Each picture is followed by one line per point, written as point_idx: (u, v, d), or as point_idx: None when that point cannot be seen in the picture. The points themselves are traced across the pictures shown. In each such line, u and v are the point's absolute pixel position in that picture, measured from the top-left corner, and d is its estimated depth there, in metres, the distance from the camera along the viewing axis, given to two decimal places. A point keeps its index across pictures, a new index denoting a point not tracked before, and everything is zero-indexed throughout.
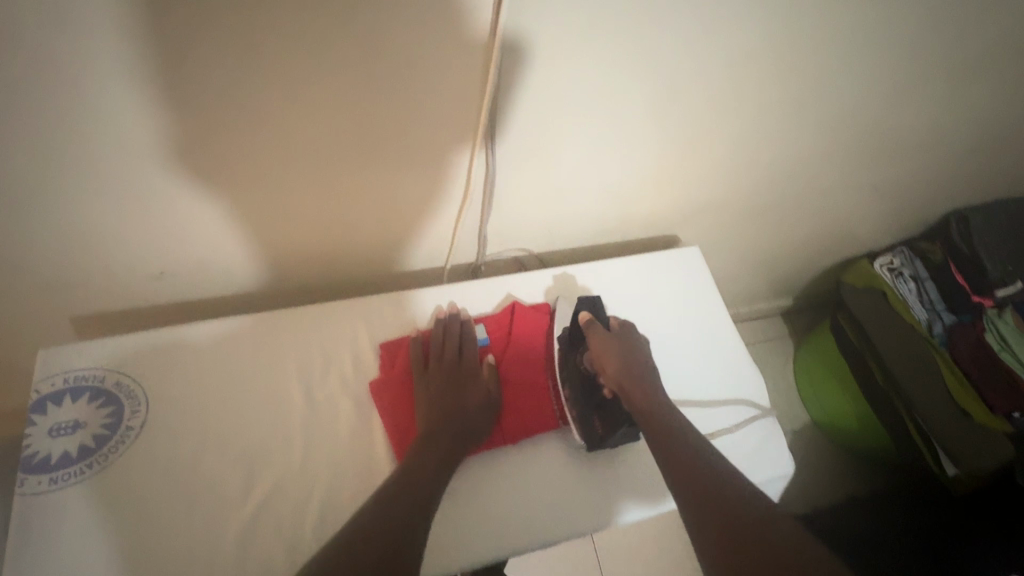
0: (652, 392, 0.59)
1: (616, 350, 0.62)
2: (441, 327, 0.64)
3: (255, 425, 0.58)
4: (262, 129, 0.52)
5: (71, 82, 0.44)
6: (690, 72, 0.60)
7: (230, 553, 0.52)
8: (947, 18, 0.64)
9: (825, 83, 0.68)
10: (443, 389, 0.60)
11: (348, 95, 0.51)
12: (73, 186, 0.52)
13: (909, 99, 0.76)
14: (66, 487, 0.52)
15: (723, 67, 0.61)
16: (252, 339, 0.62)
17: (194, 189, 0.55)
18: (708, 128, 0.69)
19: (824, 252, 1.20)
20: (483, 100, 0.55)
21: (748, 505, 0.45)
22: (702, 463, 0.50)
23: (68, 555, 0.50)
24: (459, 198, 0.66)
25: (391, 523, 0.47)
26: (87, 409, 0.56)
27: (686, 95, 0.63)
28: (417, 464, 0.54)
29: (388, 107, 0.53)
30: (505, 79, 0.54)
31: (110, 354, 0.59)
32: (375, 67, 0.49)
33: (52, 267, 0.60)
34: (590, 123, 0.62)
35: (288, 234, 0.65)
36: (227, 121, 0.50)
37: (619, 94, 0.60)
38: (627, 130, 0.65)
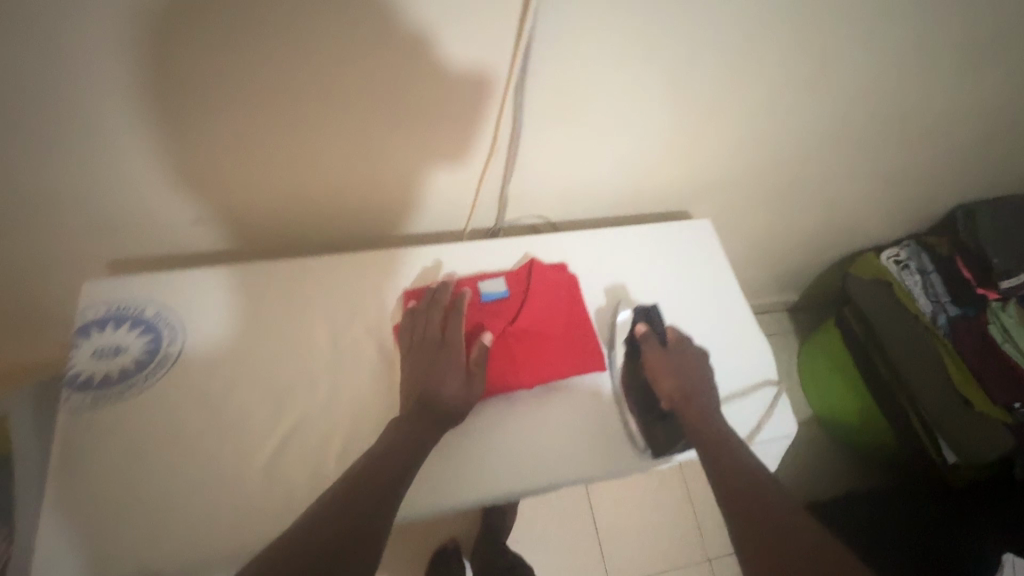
0: (704, 406, 0.61)
1: (671, 366, 0.65)
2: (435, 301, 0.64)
3: (282, 363, 0.61)
4: (303, 79, 0.54)
5: (133, 32, 0.47)
6: (711, 44, 0.62)
7: (260, 481, 0.55)
8: (957, 6, 0.66)
9: (841, 64, 0.70)
10: (424, 362, 0.60)
11: (386, 54, 0.53)
12: (122, 132, 0.55)
13: (918, 88, 0.79)
14: (108, 405, 0.56)
15: (744, 39, 0.63)
16: (282, 283, 0.66)
17: (234, 138, 0.59)
18: (725, 103, 0.72)
19: (832, 243, 1.22)
20: (513, 62, 0.57)
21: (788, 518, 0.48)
22: (749, 471, 0.53)
23: (107, 468, 0.53)
24: (482, 161, 0.69)
25: (394, 477, 0.51)
26: (129, 335, 0.59)
27: (706, 67, 0.65)
28: (421, 415, 0.56)
29: (424, 64, 0.55)
30: (533, 47, 0.56)
31: (150, 288, 0.62)
32: (415, 27, 0.52)
33: (92, 213, 0.63)
34: (610, 94, 0.65)
35: (319, 189, 0.68)
36: (272, 68, 0.53)
37: (642, 63, 0.62)
38: (646, 100, 0.68)
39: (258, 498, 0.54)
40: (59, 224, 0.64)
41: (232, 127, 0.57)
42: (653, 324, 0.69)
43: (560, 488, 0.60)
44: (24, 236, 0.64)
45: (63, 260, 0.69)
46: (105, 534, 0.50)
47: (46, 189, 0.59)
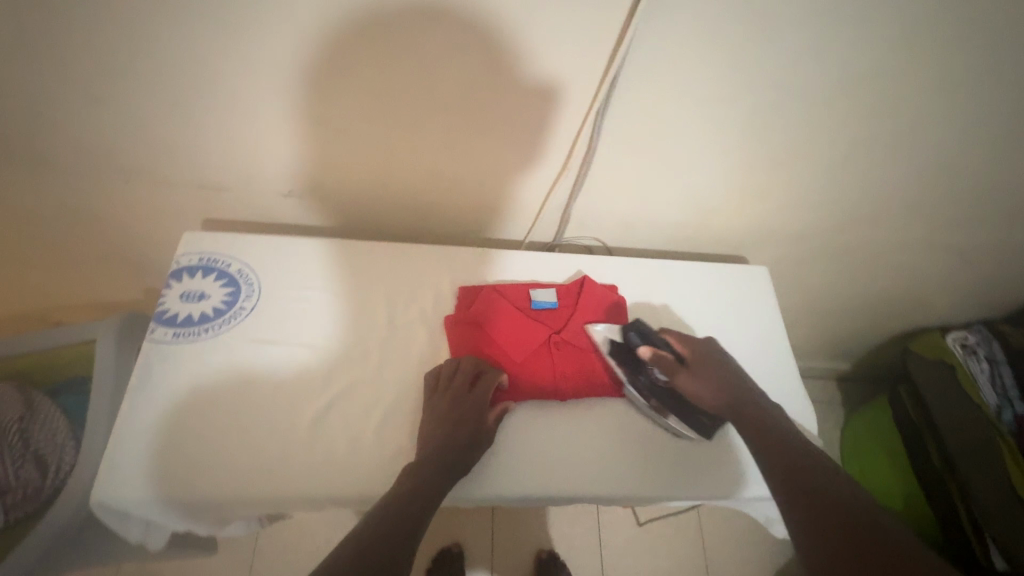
0: (748, 398, 0.58)
1: (704, 381, 0.60)
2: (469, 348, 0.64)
3: (340, 331, 0.66)
4: (406, 83, 0.59)
5: (274, 27, 0.53)
6: (796, 91, 0.63)
7: (301, 438, 0.59)
8: None
9: (928, 129, 0.69)
10: (455, 398, 0.60)
11: (484, 71, 0.58)
12: (244, 109, 0.62)
13: (1007, 167, 0.77)
14: (185, 343, 0.62)
15: (830, 91, 0.63)
16: (353, 259, 0.71)
17: (336, 126, 0.65)
18: (801, 152, 0.72)
19: (894, 315, 1.17)
20: (600, 88, 0.60)
21: (849, 501, 0.45)
22: (801, 456, 0.50)
23: (177, 399, 0.59)
24: (551, 177, 0.73)
25: (427, 484, 0.53)
26: (213, 285, 0.66)
27: (786, 115, 0.66)
28: (454, 432, 0.58)
29: (517, 80, 0.59)
30: (622, 78, 0.60)
31: (237, 247, 0.69)
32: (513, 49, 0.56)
33: (203, 175, 0.71)
34: (687, 131, 0.68)
35: (399, 181, 0.74)
36: (382, 70, 0.58)
37: (722, 104, 0.64)
38: (721, 140, 0.69)
39: (299, 451, 0.58)
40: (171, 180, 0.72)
41: (336, 116, 0.63)
42: (655, 342, 0.64)
43: (573, 500, 0.60)
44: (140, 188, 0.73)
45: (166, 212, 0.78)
46: (162, 459, 0.56)
47: (170, 148, 0.67)
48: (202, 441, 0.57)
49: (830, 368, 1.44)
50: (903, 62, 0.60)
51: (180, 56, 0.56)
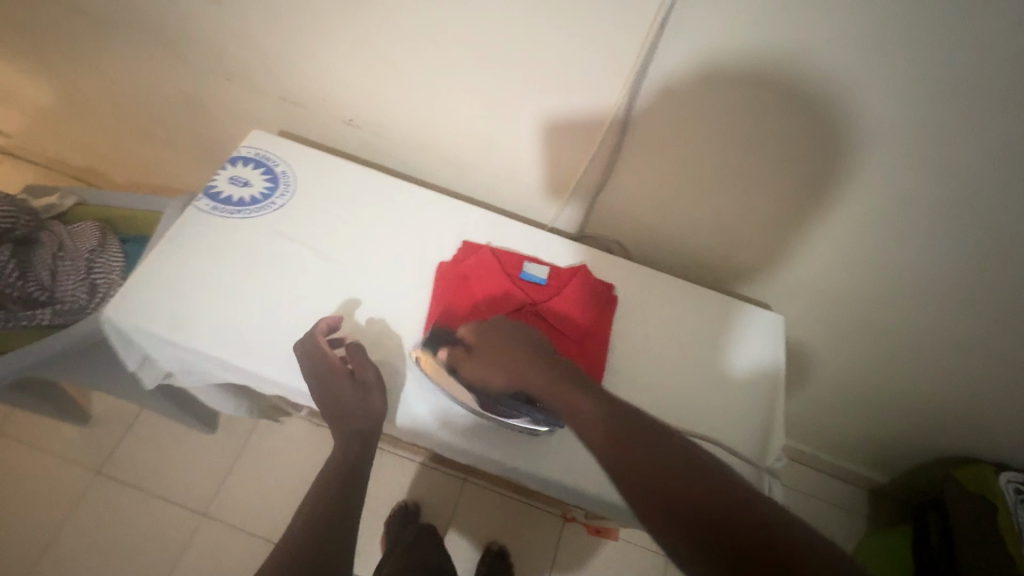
0: (543, 370, 0.53)
1: (493, 363, 0.58)
2: (317, 331, 0.63)
3: (346, 246, 0.72)
4: (462, 24, 0.66)
5: None
6: (839, 132, 0.60)
7: (276, 321, 0.66)
8: None
9: (993, 220, 0.62)
10: (326, 391, 0.60)
11: (520, 37, 0.64)
12: (327, 29, 0.74)
13: None
14: (217, 217, 0.71)
15: (880, 142, 0.59)
16: (379, 190, 0.77)
17: (395, 62, 0.74)
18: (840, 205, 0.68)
19: (938, 429, 1.04)
20: (632, 74, 0.62)
21: (691, 479, 0.38)
22: (616, 439, 0.43)
23: (193, 258, 0.68)
24: (578, 159, 0.76)
25: (337, 502, 0.56)
26: (257, 176, 0.74)
27: (826, 156, 0.63)
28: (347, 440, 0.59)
29: (550, 54, 0.65)
30: (646, 79, 0.62)
31: (287, 151, 0.77)
32: (547, 23, 0.61)
33: (292, 86, 0.85)
34: (711, 152, 0.68)
35: (442, 130, 0.82)
36: (442, 7, 0.65)
37: (748, 132, 0.63)
38: (747, 167, 0.68)
39: (271, 329, 0.66)
40: (270, 78, 0.85)
41: (402, 46, 0.72)
42: (448, 345, 0.63)
43: (500, 467, 0.62)
44: (246, 79, 0.87)
45: (261, 108, 0.92)
46: (161, 299, 0.65)
47: (271, 53, 0.81)
48: (195, 299, 0.66)
49: (860, 473, 1.30)
50: (974, 126, 0.54)
51: None
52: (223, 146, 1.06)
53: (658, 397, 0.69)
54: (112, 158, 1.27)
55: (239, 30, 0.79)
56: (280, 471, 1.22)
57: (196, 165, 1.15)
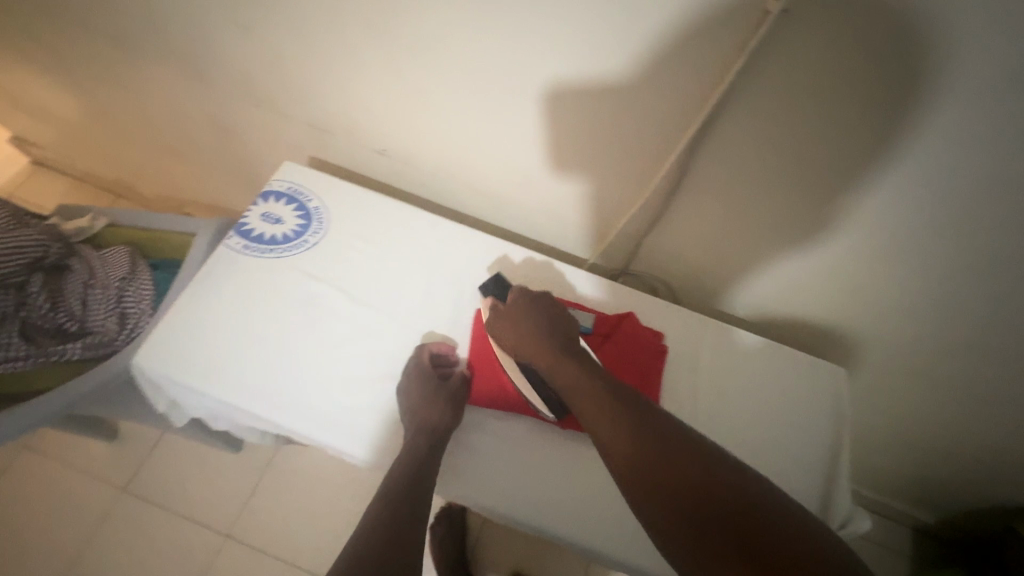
0: (559, 353, 0.56)
1: (514, 326, 0.61)
2: (424, 349, 0.65)
3: (381, 287, 0.70)
4: (511, 58, 0.62)
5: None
6: (927, 187, 0.54)
7: (309, 368, 0.64)
8: None
9: None
10: (414, 394, 0.61)
11: (570, 74, 0.61)
12: (364, 60, 0.71)
13: None
14: (249, 257, 0.68)
15: (976, 200, 0.53)
16: (415, 226, 0.74)
17: (433, 94, 0.71)
18: (916, 259, 0.62)
19: (1001, 479, 0.97)
20: (698, 117, 0.58)
21: (698, 473, 0.42)
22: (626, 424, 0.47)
23: (225, 299, 0.66)
24: (626, 196, 0.72)
25: (406, 493, 0.53)
26: (289, 212, 0.72)
27: (908, 211, 0.57)
28: (414, 438, 0.58)
29: (600, 92, 0.61)
30: (705, 120, 0.58)
31: (321, 185, 0.75)
32: (599, 61, 0.57)
33: (325, 114, 0.83)
34: (772, 194, 0.63)
35: (480, 161, 0.78)
36: (490, 41, 0.61)
37: (816, 174, 0.59)
38: (810, 213, 0.63)
39: (303, 377, 0.63)
40: (304, 104, 0.83)
41: (445, 77, 0.68)
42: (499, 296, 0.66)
43: (541, 532, 0.59)
44: (278, 106, 0.85)
45: (292, 134, 0.90)
46: (193, 342, 0.63)
47: (305, 82, 0.79)
48: (227, 342, 0.64)
49: (906, 513, 1.22)
50: None
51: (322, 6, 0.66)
52: (252, 168, 1.04)
53: None
54: (143, 175, 1.27)
55: (275, 56, 0.76)
56: (304, 494, 1.20)
57: (226, 185, 1.14)
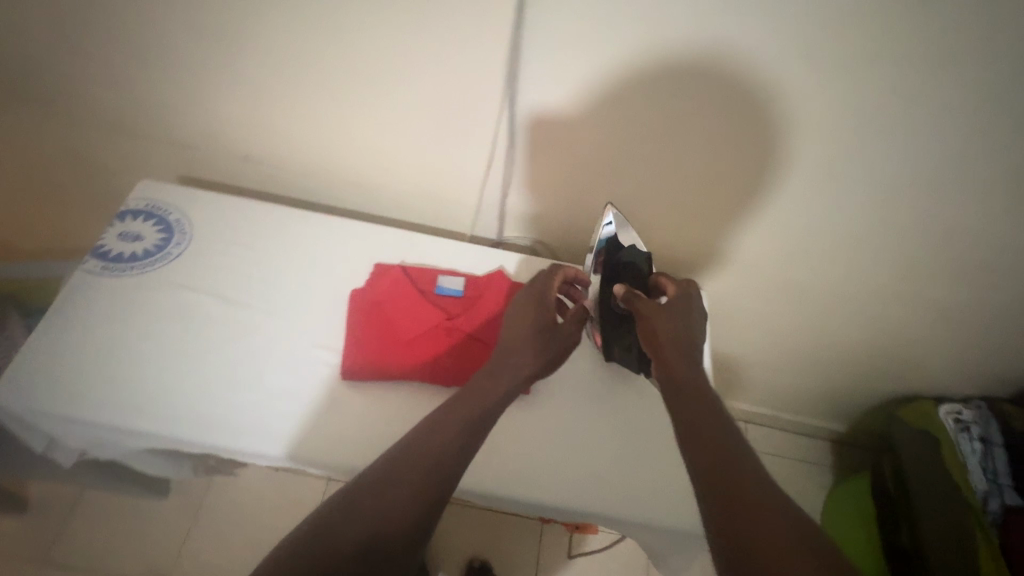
0: (673, 351, 0.57)
1: (666, 323, 0.59)
2: (567, 271, 0.69)
3: (251, 285, 0.70)
4: (340, 43, 0.65)
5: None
6: (718, 87, 0.61)
7: (182, 374, 0.63)
8: (995, 125, 0.60)
9: (862, 154, 0.66)
10: (524, 312, 0.63)
11: (388, 50, 0.64)
12: (195, 66, 0.71)
13: (964, 213, 0.71)
14: (109, 277, 0.68)
15: (750, 88, 0.61)
16: (282, 222, 0.76)
17: (271, 91, 0.73)
18: (728, 159, 0.70)
19: (880, 371, 1.08)
20: (506, 66, 0.63)
21: (756, 490, 0.42)
22: (701, 408, 0.50)
23: (86, 322, 0.65)
24: (484, 163, 0.76)
25: (438, 453, 0.48)
26: (149, 229, 0.72)
27: (715, 119, 0.65)
28: (499, 373, 0.58)
29: (421, 62, 0.65)
30: (515, 69, 0.63)
31: (180, 199, 0.75)
32: (408, 30, 0.61)
33: (178, 131, 0.82)
34: (599, 133, 0.69)
35: (340, 151, 0.80)
36: (317, 30, 0.64)
37: (624, 101, 0.65)
38: (634, 142, 0.70)
39: (176, 383, 0.63)
40: (157, 123, 0.81)
41: (283, 72, 0.70)
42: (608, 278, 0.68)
43: None
44: (129, 130, 0.84)
45: (152, 155, 0.88)
46: (54, 370, 0.62)
47: (146, 99, 0.78)
48: (91, 364, 0.62)
49: (820, 427, 1.33)
50: (821, 63, 0.57)
51: (137, 14, 0.66)
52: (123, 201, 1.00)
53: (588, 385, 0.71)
54: None
55: (114, 76, 0.76)
56: (243, 524, 1.16)
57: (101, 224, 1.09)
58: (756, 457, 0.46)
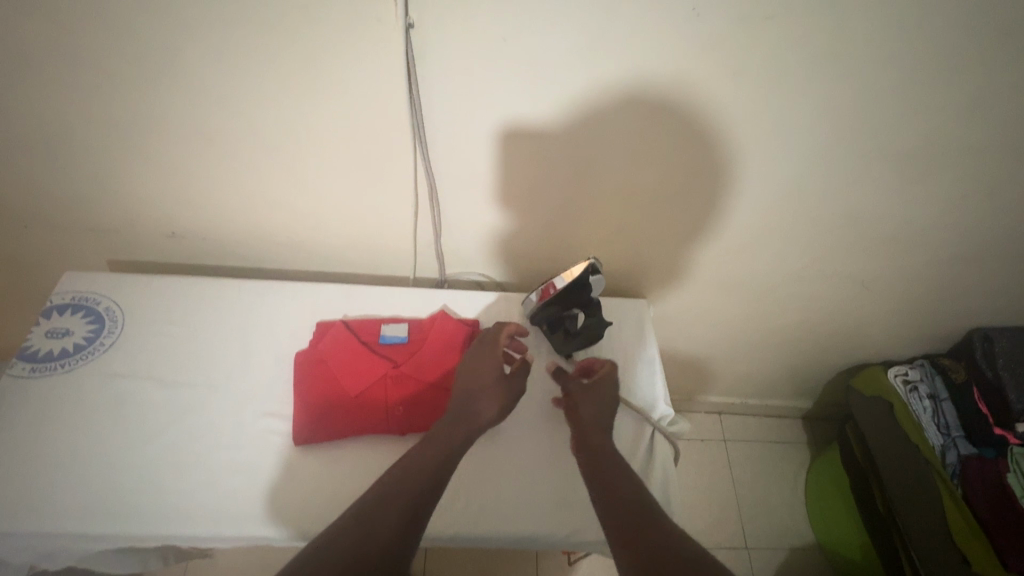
0: (594, 431, 0.63)
1: (585, 402, 0.67)
2: (511, 326, 0.70)
3: (190, 362, 0.70)
4: (244, 115, 0.66)
5: (98, 84, 0.63)
6: (612, 111, 0.65)
7: (126, 466, 0.61)
8: (865, 115, 0.65)
9: (758, 154, 0.70)
10: (480, 362, 0.65)
11: (293, 113, 0.66)
12: (105, 154, 0.71)
13: (861, 193, 0.76)
14: (39, 378, 0.66)
15: (645, 112, 0.65)
16: (217, 294, 0.76)
17: (187, 167, 0.73)
18: (640, 174, 0.74)
19: (826, 346, 1.13)
20: (411, 116, 0.65)
21: (658, 528, 0.48)
22: (613, 472, 0.57)
23: (14, 427, 0.62)
24: (410, 208, 0.78)
25: (420, 487, 0.50)
26: (78, 321, 0.71)
27: (619, 140, 0.69)
28: (461, 418, 0.59)
29: (329, 122, 0.66)
30: (420, 118, 0.65)
31: (108, 286, 0.74)
32: (310, 95, 0.63)
33: (99, 219, 0.81)
34: (512, 166, 0.72)
35: (267, 215, 0.80)
36: (221, 104, 0.65)
37: (530, 134, 0.68)
38: (547, 170, 0.72)
39: (119, 475, 0.61)
40: (76, 215, 0.81)
41: (195, 148, 0.70)
42: (570, 304, 0.71)
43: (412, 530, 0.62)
44: (46, 224, 0.82)
45: (76, 245, 0.86)
46: None
47: (59, 191, 0.77)
48: (25, 470, 0.60)
49: (788, 406, 1.37)
50: (699, 80, 0.61)
51: (35, 111, 0.66)
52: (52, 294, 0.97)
53: (543, 408, 0.72)
54: None
55: (23, 174, 0.74)
56: None
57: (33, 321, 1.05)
58: (656, 503, 0.53)
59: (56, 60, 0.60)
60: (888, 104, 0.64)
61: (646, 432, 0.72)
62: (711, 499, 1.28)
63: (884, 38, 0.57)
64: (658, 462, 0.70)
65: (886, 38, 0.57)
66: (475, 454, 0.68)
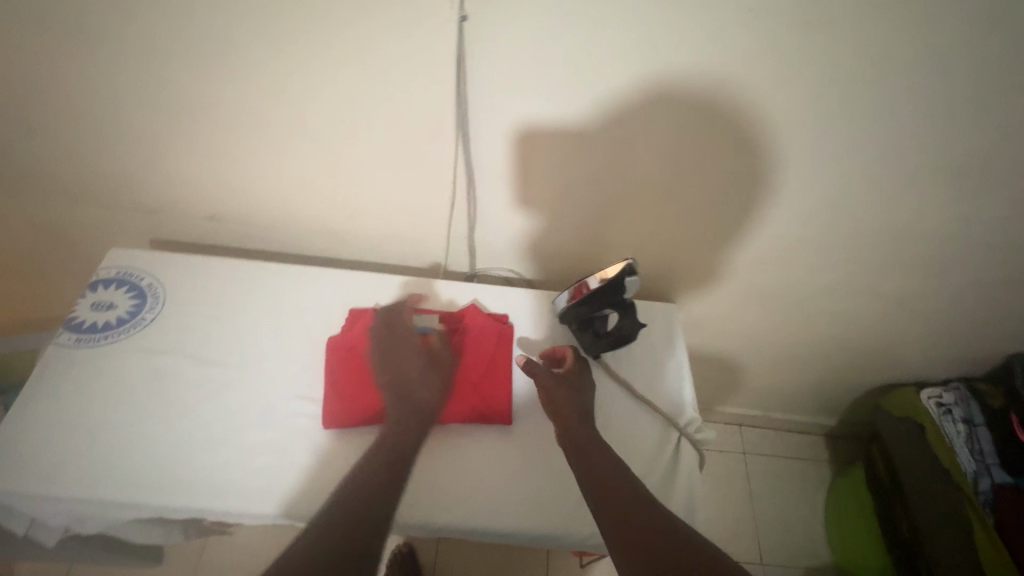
0: (578, 425, 0.64)
1: (559, 393, 0.68)
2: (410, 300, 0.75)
3: (225, 342, 0.71)
4: (292, 103, 0.67)
5: (155, 66, 0.65)
6: (652, 112, 0.64)
7: (161, 438, 0.63)
8: (917, 127, 0.63)
9: (801, 162, 0.69)
10: (409, 347, 0.69)
11: (339, 103, 0.67)
12: (155, 135, 0.74)
13: (906, 208, 0.74)
14: (83, 348, 0.68)
15: (686, 115, 0.64)
16: (253, 277, 0.77)
17: (231, 151, 0.75)
18: (676, 176, 0.73)
19: (857, 363, 1.10)
20: (453, 110, 0.66)
21: (663, 532, 0.50)
22: (610, 473, 0.57)
23: (59, 394, 0.65)
24: (445, 201, 0.79)
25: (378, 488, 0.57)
26: (122, 296, 0.73)
27: (654, 142, 0.68)
28: (403, 414, 0.64)
29: (373, 113, 0.67)
30: (462, 113, 0.66)
31: (151, 263, 0.76)
32: (357, 85, 0.64)
33: (144, 198, 0.84)
34: (550, 165, 0.72)
35: (305, 202, 0.82)
36: (269, 91, 0.66)
37: (569, 135, 0.68)
38: (584, 170, 0.72)
39: (154, 446, 0.62)
40: (123, 192, 0.83)
41: (240, 133, 0.72)
42: (603, 304, 0.70)
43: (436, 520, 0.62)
44: (94, 199, 0.85)
45: (121, 222, 0.89)
46: (29, 447, 0.61)
47: (109, 168, 0.79)
48: (66, 436, 0.62)
49: (812, 422, 1.34)
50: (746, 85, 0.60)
51: (93, 90, 0.69)
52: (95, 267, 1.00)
53: None
54: None
55: (77, 151, 0.77)
56: None
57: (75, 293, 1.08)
58: (660, 504, 0.54)
59: (117, 42, 0.62)
60: (942, 117, 0.62)
61: (671, 438, 0.72)
62: (729, 510, 1.26)
63: (943, 49, 0.55)
64: (683, 468, 0.69)
65: (943, 50, 0.56)
66: (498, 448, 0.68)
